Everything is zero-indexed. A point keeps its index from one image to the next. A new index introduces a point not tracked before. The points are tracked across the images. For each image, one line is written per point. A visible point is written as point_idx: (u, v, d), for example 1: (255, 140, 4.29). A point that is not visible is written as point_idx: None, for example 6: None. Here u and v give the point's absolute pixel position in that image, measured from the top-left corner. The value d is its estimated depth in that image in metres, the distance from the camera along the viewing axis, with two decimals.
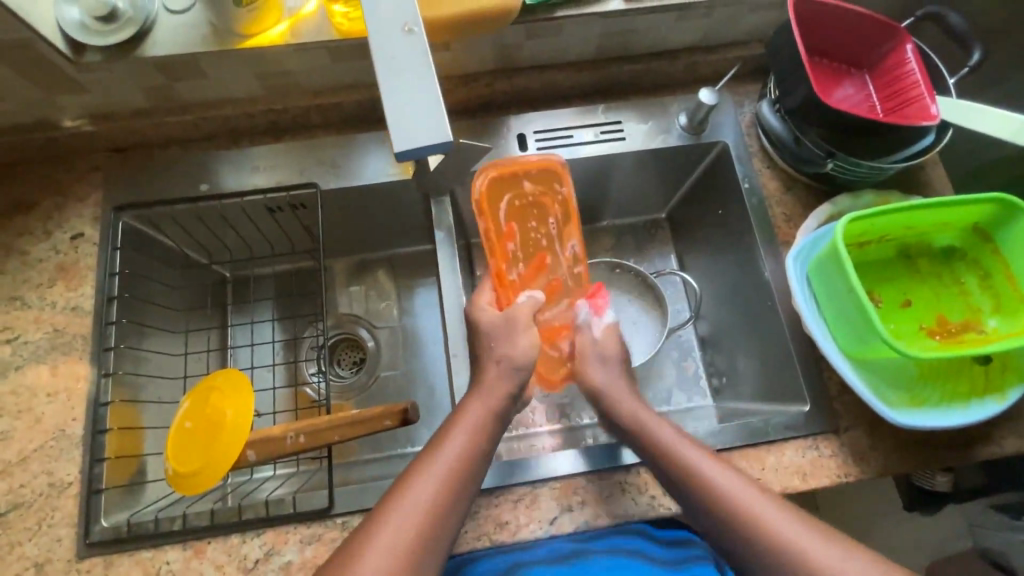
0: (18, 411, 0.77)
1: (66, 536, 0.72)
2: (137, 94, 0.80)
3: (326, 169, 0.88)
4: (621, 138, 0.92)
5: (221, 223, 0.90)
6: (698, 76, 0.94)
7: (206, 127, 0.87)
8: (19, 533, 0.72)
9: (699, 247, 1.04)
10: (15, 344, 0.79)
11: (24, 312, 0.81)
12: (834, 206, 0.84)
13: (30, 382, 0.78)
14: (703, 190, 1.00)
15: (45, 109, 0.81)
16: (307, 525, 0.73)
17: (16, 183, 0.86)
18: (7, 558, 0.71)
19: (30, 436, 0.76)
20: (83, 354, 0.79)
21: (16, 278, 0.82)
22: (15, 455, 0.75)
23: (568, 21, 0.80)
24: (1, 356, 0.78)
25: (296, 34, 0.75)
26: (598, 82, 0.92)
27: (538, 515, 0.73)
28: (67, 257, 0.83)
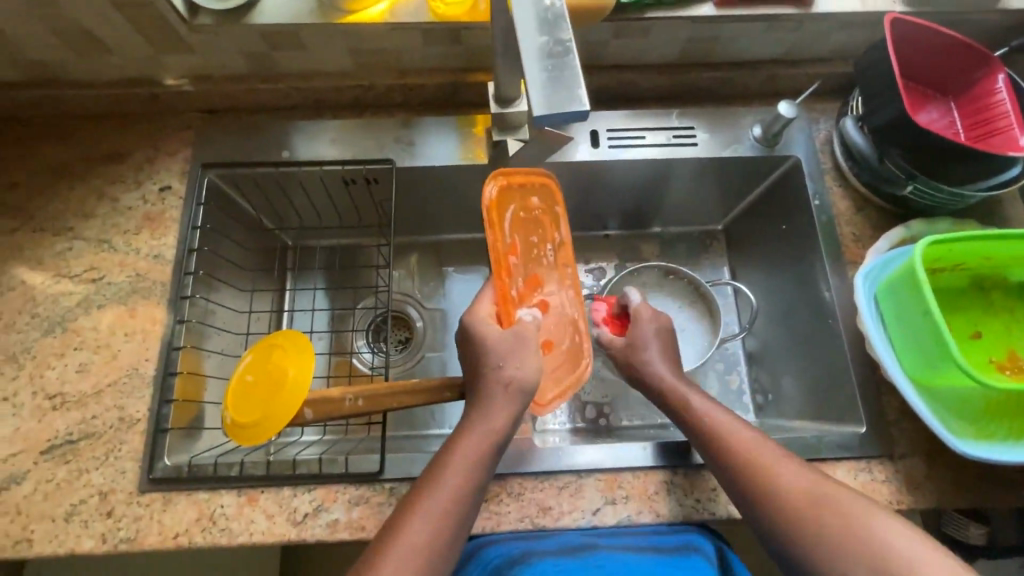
0: (97, 347, 0.81)
1: (130, 469, 0.75)
2: (238, 59, 0.85)
3: (402, 146, 0.91)
4: (692, 144, 0.93)
5: (297, 191, 0.94)
6: (776, 90, 0.94)
7: (294, 98, 0.91)
8: (87, 461, 0.76)
9: (756, 262, 1.04)
10: (100, 284, 0.84)
11: (111, 255, 0.85)
12: (908, 230, 0.83)
13: (109, 321, 0.82)
14: (766, 204, 1.00)
15: (152, 66, 0.86)
16: (356, 487, 0.75)
17: (113, 134, 0.91)
18: (75, 483, 0.75)
19: (105, 371, 0.80)
20: (161, 300, 0.83)
21: (106, 222, 0.87)
22: (90, 388, 0.79)
23: (658, 22, 0.81)
24: (86, 294, 0.83)
25: (394, 14, 0.78)
26: (675, 87, 0.93)
27: (581, 504, 0.74)
28: (154, 207, 0.88)
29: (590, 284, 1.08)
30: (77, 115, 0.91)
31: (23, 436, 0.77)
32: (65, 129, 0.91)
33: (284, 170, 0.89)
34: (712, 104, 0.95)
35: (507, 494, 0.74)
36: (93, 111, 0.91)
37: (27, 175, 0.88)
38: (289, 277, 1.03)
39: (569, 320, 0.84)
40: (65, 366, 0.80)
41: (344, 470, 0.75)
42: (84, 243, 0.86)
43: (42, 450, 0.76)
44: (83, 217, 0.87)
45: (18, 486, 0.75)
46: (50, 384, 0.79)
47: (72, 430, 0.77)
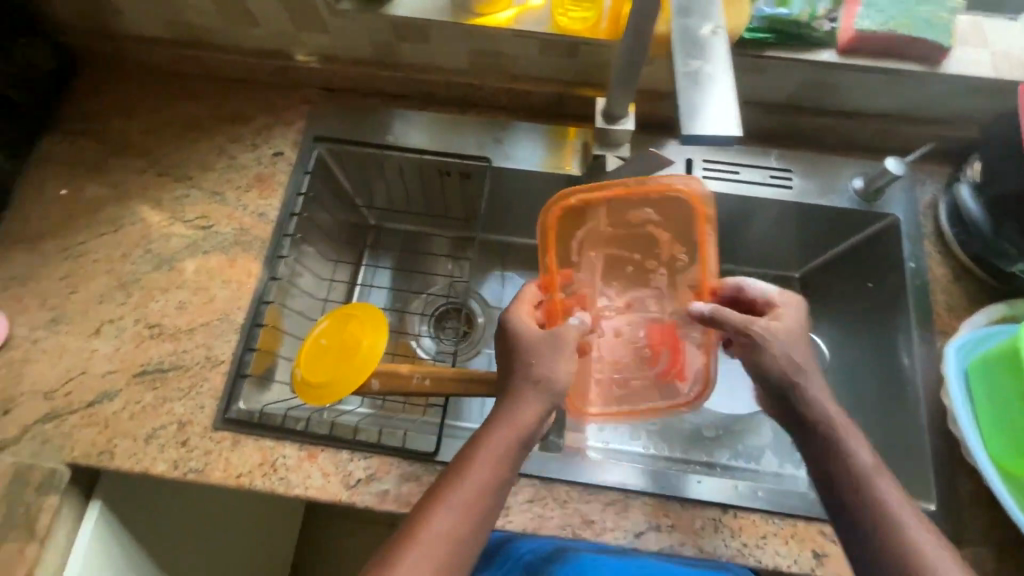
0: (197, 288, 0.87)
1: (208, 406, 0.81)
2: (367, 44, 0.90)
3: (499, 147, 0.94)
4: (787, 187, 0.91)
5: (393, 175, 0.98)
6: (884, 146, 0.92)
7: (408, 87, 0.96)
8: (172, 390, 0.82)
9: (832, 316, 1.00)
10: (208, 231, 0.91)
11: (221, 207, 0.92)
12: (1009, 309, 0.79)
13: (211, 267, 0.88)
14: (853, 260, 0.97)
15: (289, 42, 0.93)
16: (409, 463, 0.78)
17: (241, 98, 0.98)
18: (158, 408, 0.81)
19: (200, 312, 0.86)
20: (259, 256, 0.89)
21: (222, 176, 0.94)
22: (185, 324, 0.85)
23: (776, 62, 0.81)
24: (195, 238, 0.90)
25: (520, 21, 0.82)
26: (779, 128, 0.92)
27: (624, 524, 0.74)
28: (266, 169, 0.94)
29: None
30: (212, 77, 1.00)
31: (122, 357, 0.84)
32: (200, 87, 0.99)
33: (387, 153, 0.94)
34: (814, 150, 0.93)
35: (551, 499, 0.75)
36: (227, 75, 0.99)
37: (161, 124, 0.97)
38: (366, 253, 1.08)
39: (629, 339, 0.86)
40: (166, 301, 0.87)
41: (401, 445, 0.78)
42: (200, 192, 0.93)
43: (135, 373, 0.83)
44: (202, 169, 0.94)
45: (111, 402, 0.82)
46: (151, 314, 0.86)
47: (164, 360, 0.83)
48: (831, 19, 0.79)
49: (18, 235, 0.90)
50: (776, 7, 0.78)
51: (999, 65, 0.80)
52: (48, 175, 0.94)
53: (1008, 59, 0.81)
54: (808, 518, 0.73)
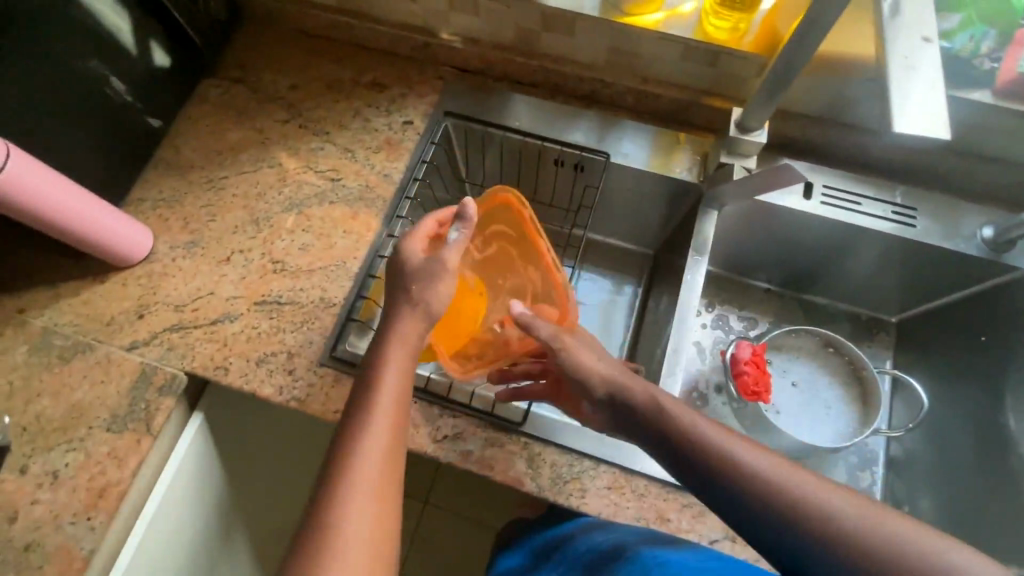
0: (319, 233, 0.94)
1: (316, 342, 0.87)
2: (511, 30, 0.95)
3: (620, 144, 0.96)
4: (910, 225, 0.89)
5: (509, 156, 1.02)
6: (1019, 199, 0.89)
7: (539, 76, 1.00)
8: (286, 323, 0.88)
9: (931, 366, 0.97)
10: (336, 184, 0.97)
11: (350, 163, 0.99)
12: None
13: (335, 216, 0.95)
14: (964, 312, 0.93)
15: (438, 20, 0.99)
16: (495, 430, 0.80)
17: (381, 67, 1.05)
18: (271, 337, 0.87)
19: (320, 255, 0.92)
20: (379, 213, 0.95)
21: (355, 135, 1.01)
22: (305, 264, 0.92)
23: None
24: (323, 188, 0.97)
25: (667, 25, 0.85)
26: (910, 166, 0.90)
27: (701, 529, 0.74)
28: (395, 135, 1.00)
29: (738, 330, 1.06)
30: (358, 45, 1.07)
31: (246, 285, 0.91)
32: (345, 53, 1.07)
33: (510, 135, 0.98)
34: (942, 193, 0.91)
35: (629, 488, 0.76)
36: (371, 45, 1.06)
37: (306, 81, 1.05)
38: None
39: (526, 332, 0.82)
40: (291, 241, 0.94)
41: (489, 411, 0.81)
42: (333, 148, 1.00)
43: (256, 302, 0.90)
44: (338, 126, 1.02)
45: (231, 323, 0.89)
46: (277, 250, 0.93)
47: (282, 294, 0.90)
48: (994, 57, 0.78)
49: (170, 162, 1.00)
50: (945, 38, 0.79)
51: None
52: (203, 113, 1.03)
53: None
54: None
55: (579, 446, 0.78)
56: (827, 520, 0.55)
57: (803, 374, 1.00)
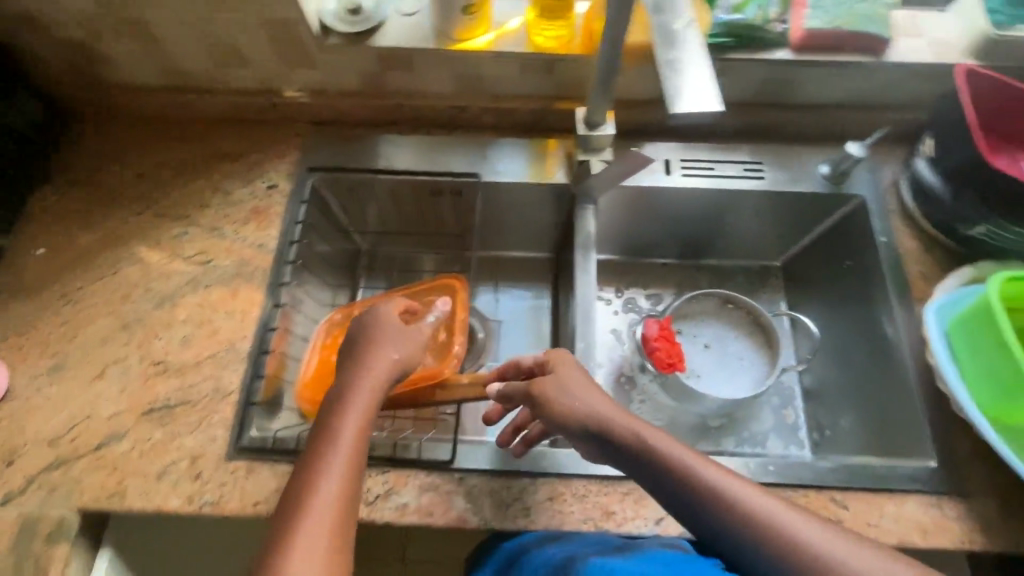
0: (200, 322, 0.88)
1: (219, 437, 0.81)
2: (355, 76, 0.95)
3: (488, 164, 0.98)
4: (761, 178, 0.97)
5: (386, 198, 1.01)
6: (844, 133, 0.99)
7: (396, 114, 1.00)
8: (181, 425, 0.81)
9: (819, 297, 1.04)
10: (208, 266, 0.92)
11: (220, 241, 0.94)
12: (977, 270, 0.83)
13: (213, 299, 0.90)
14: (830, 241, 1.02)
15: (278, 79, 0.97)
16: (427, 474, 0.78)
17: (233, 136, 1.02)
18: (168, 445, 0.80)
19: (206, 344, 0.87)
20: (260, 285, 0.90)
21: (219, 211, 0.96)
22: (191, 358, 0.86)
23: (736, 63, 0.88)
24: (196, 273, 0.91)
25: (499, 44, 0.89)
26: (749, 125, 0.99)
27: (644, 512, 0.75)
28: (261, 202, 0.96)
29: (647, 308, 1.09)
30: (204, 120, 1.03)
31: (128, 397, 0.83)
32: (190, 130, 1.02)
33: (380, 177, 0.97)
34: (781, 144, 0.99)
35: (570, 494, 0.76)
36: (217, 116, 1.02)
37: (154, 168, 0.99)
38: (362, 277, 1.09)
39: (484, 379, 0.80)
40: (170, 337, 0.87)
41: (417, 457, 0.78)
42: (198, 229, 0.95)
43: (143, 411, 0.82)
44: (198, 206, 0.96)
45: (119, 443, 0.81)
46: (156, 352, 0.86)
47: (172, 395, 0.83)
48: (782, 19, 0.88)
49: (14, 286, 0.90)
50: (735, 12, 0.86)
51: (937, 49, 0.88)
52: (42, 225, 0.94)
53: (945, 46, 0.88)
54: (821, 487, 0.76)
55: (513, 467, 0.77)
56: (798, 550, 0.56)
57: (712, 334, 1.05)
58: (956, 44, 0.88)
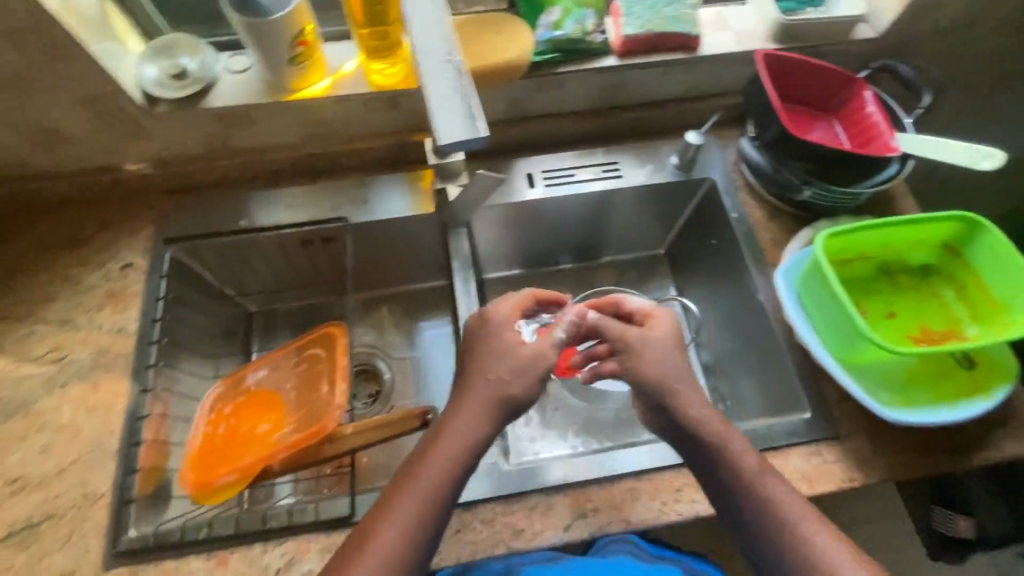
0: (61, 426, 0.81)
1: (94, 546, 0.74)
2: (198, 141, 0.92)
3: (356, 206, 0.96)
4: (618, 176, 0.90)
5: (258, 257, 0.98)
6: (687, 121, 0.93)
7: (250, 170, 0.98)
8: (49, 542, 0.74)
9: (704, 280, 0.98)
10: (62, 363, 0.85)
11: (73, 333, 0.87)
12: (817, 230, 0.82)
13: (72, 398, 0.83)
14: (706, 216, 0.94)
15: (115, 155, 0.91)
16: (326, 534, 0.75)
17: (72, 222, 0.95)
18: (36, 567, 0.73)
19: (68, 449, 0.79)
20: (122, 373, 0.84)
21: (67, 304, 0.89)
22: (53, 467, 0.78)
23: (568, 76, 0.81)
24: (49, 373, 0.84)
25: (337, 88, 0.88)
26: (595, 129, 0.92)
27: (553, 522, 0.75)
28: (115, 284, 0.91)
29: None
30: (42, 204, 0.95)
31: None
32: (11, 227, 0.94)
33: (242, 237, 0.94)
34: (633, 139, 0.94)
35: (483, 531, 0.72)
36: (52, 203, 0.96)
37: None
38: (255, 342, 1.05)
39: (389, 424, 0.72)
40: (27, 450, 0.79)
41: (314, 518, 0.75)
42: (45, 326, 0.88)
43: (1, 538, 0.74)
44: (45, 301, 0.89)
45: None
46: (11, 468, 0.78)
47: (35, 512, 0.76)
48: (601, 29, 0.80)
49: None
50: (555, 27, 0.78)
51: (744, 38, 0.83)
52: None
53: (750, 34, 0.83)
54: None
55: None
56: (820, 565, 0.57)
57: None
58: (758, 30, 0.82)
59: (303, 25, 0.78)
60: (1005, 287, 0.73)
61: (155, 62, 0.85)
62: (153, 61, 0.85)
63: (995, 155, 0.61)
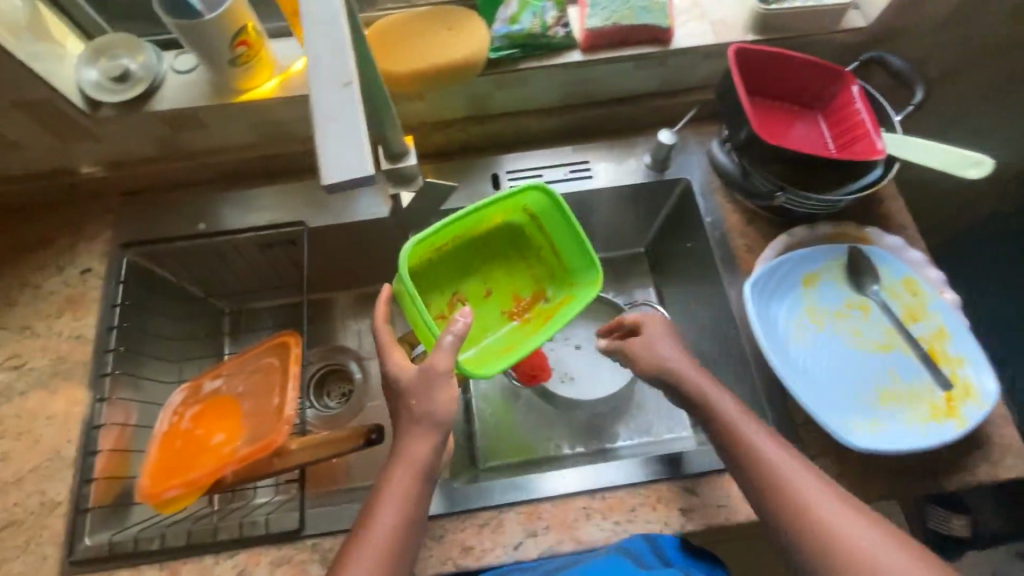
0: (44, 383, 0.67)
1: (52, 555, 0.59)
2: (148, 142, 0.70)
3: (318, 210, 0.75)
4: (589, 178, 0.75)
5: (227, 263, 0.77)
6: (657, 120, 0.78)
7: (211, 173, 0.76)
8: (7, 549, 0.59)
9: (680, 284, 0.82)
10: (23, 370, 0.67)
11: (33, 340, 0.69)
12: (793, 236, 0.68)
13: (74, 357, 0.68)
14: (683, 220, 0.78)
15: (173, 133, 0.69)
16: (278, 546, 0.60)
17: (120, 220, 0.75)
18: None
19: (28, 457, 0.63)
20: (81, 379, 0.67)
21: (69, 301, 0.71)
22: (30, 444, 0.64)
23: (532, 74, 0.68)
24: (26, 360, 0.68)
25: (287, 89, 0.66)
26: (567, 126, 0.77)
27: (503, 539, 0.59)
28: (76, 290, 0.71)
29: None
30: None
31: None
32: None
33: (219, 241, 0.73)
34: (602, 136, 0.78)
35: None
36: (97, 183, 0.75)
37: None
38: (227, 342, 0.84)
39: (333, 440, 0.58)
40: (21, 401, 0.66)
41: (271, 529, 0.60)
42: (37, 294, 0.71)
43: None
44: (5, 304, 0.70)
45: None
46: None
47: None
48: (564, 22, 0.65)
49: None
50: (512, 21, 0.64)
51: (721, 30, 0.68)
52: None
53: (728, 24, 0.68)
54: (670, 478, 0.62)
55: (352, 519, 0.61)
56: (842, 539, 0.46)
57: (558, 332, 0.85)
58: (739, 19, 0.68)
59: (245, 20, 0.59)
60: (570, 252, 0.65)
61: (94, 61, 0.64)
62: (92, 60, 0.64)
63: (977, 164, 0.56)
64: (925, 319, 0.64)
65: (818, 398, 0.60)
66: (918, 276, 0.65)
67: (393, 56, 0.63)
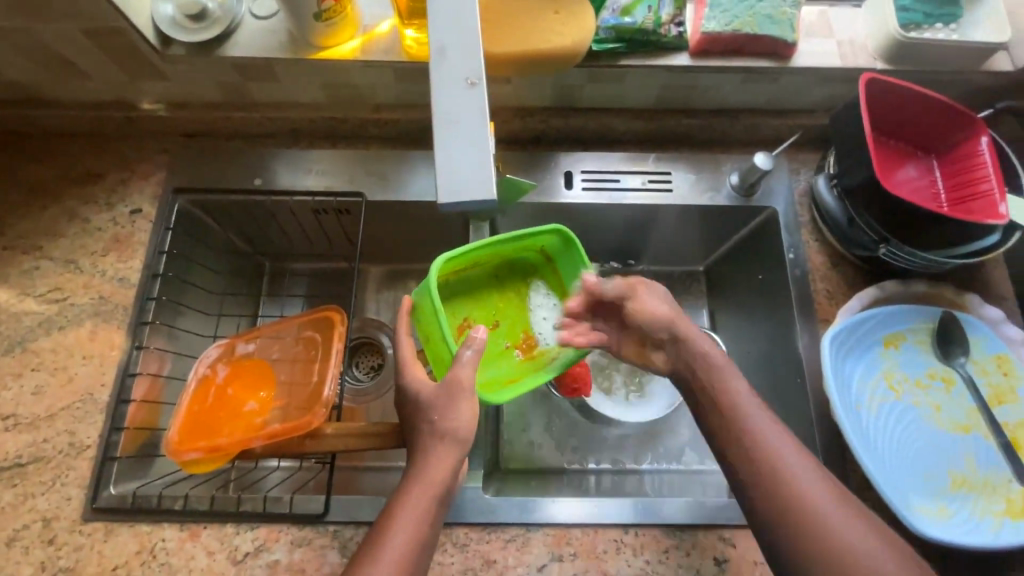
0: (81, 321, 0.65)
1: (76, 497, 0.59)
2: (214, 85, 0.67)
3: (378, 181, 0.71)
4: (668, 191, 0.70)
5: (275, 222, 0.74)
6: (751, 138, 0.71)
7: (271, 127, 0.73)
8: (32, 485, 0.59)
9: (740, 314, 0.75)
10: (62, 305, 0.66)
11: (75, 276, 0.67)
12: (882, 292, 0.63)
13: (112, 298, 0.66)
14: (758, 250, 0.72)
15: (243, 79, 0.66)
16: (298, 526, 0.58)
17: (174, 161, 0.72)
18: (15, 509, 0.58)
19: (59, 394, 0.62)
20: (121, 323, 0.65)
21: (115, 240, 0.69)
22: (62, 382, 0.63)
23: (631, 72, 0.62)
24: (67, 294, 0.66)
25: (369, 52, 0.62)
26: (653, 131, 0.71)
27: (527, 559, 0.57)
28: (124, 230, 0.69)
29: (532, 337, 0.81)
30: (38, 135, 0.72)
31: None
32: None
33: (273, 200, 0.70)
34: (687, 147, 0.72)
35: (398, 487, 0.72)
36: (155, 121, 0.71)
37: None
38: (260, 300, 0.81)
39: (374, 433, 0.56)
40: (58, 337, 0.64)
41: (289, 509, 0.59)
42: (82, 228, 0.69)
43: None
44: (51, 235, 0.68)
45: None
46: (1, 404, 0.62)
47: (19, 453, 0.60)
48: (678, 21, 0.60)
49: None
50: (622, 13, 0.59)
51: (847, 52, 0.62)
52: None
53: (856, 45, 0.62)
54: (709, 524, 0.58)
55: (371, 513, 0.58)
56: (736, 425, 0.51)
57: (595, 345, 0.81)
58: (871, 39, 0.61)
59: None
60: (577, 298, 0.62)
61: None
62: None
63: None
64: (1012, 402, 0.59)
65: (884, 470, 0.56)
66: (1012, 354, 0.60)
67: (492, 35, 0.58)
